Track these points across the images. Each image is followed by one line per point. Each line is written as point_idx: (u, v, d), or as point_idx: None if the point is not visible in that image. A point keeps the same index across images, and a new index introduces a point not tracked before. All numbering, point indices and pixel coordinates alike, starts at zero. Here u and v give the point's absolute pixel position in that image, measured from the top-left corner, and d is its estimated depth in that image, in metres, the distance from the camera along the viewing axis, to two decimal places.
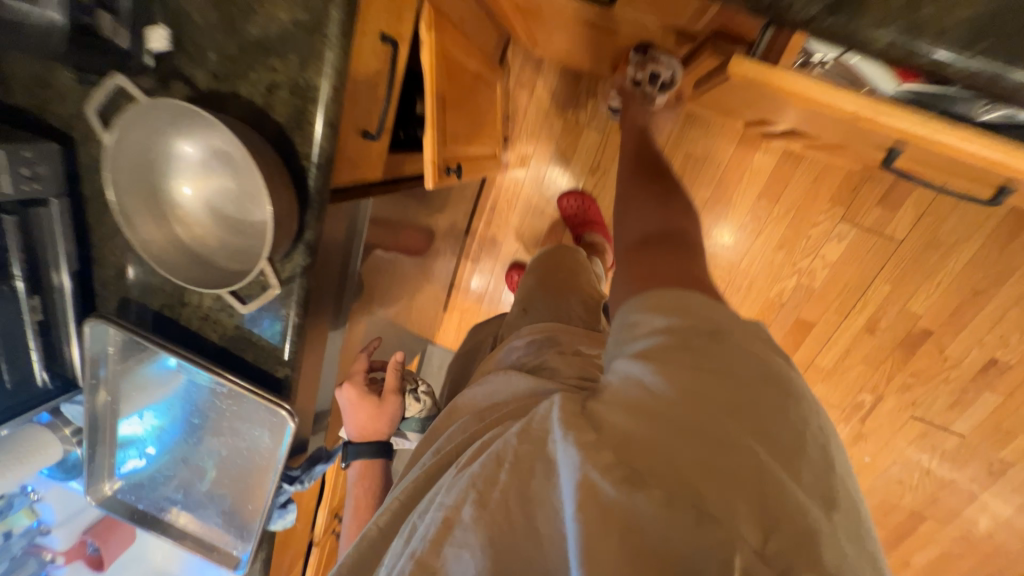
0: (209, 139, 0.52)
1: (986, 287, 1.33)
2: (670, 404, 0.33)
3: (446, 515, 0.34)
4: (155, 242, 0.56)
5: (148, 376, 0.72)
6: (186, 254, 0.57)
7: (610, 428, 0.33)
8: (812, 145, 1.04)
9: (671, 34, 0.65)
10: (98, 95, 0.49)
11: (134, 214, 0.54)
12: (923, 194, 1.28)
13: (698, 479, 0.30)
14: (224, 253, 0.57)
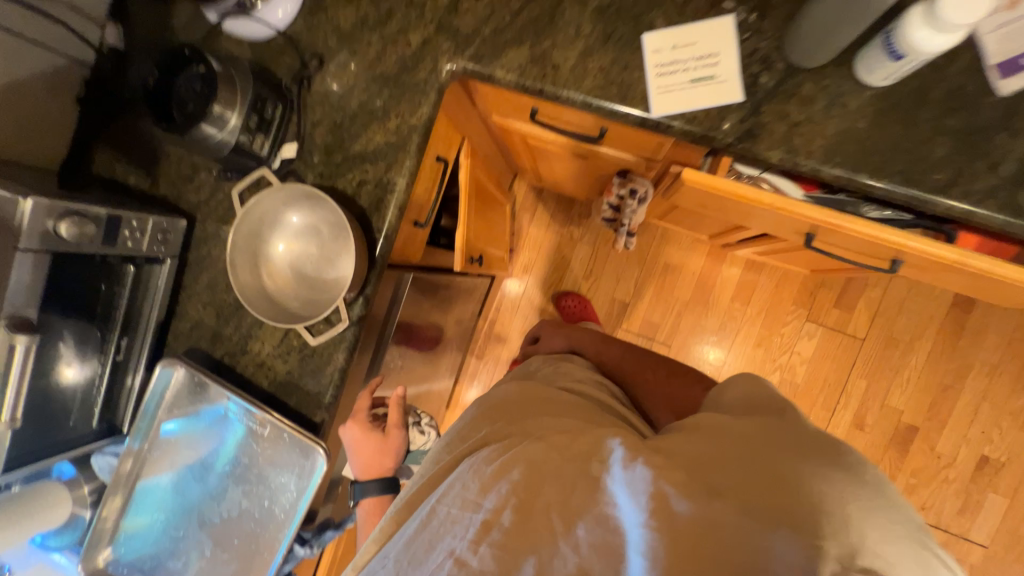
0: (315, 217, 0.70)
1: (951, 382, 1.45)
2: (731, 449, 0.43)
3: (514, 508, 0.42)
4: (246, 285, 0.69)
5: (189, 425, 0.77)
6: (266, 298, 0.70)
7: (684, 458, 0.43)
8: (765, 251, 1.27)
9: (641, 164, 0.90)
10: (245, 180, 0.69)
11: (238, 263, 0.68)
12: (870, 298, 1.49)
13: (750, 491, 0.39)
14: (300, 300, 0.70)
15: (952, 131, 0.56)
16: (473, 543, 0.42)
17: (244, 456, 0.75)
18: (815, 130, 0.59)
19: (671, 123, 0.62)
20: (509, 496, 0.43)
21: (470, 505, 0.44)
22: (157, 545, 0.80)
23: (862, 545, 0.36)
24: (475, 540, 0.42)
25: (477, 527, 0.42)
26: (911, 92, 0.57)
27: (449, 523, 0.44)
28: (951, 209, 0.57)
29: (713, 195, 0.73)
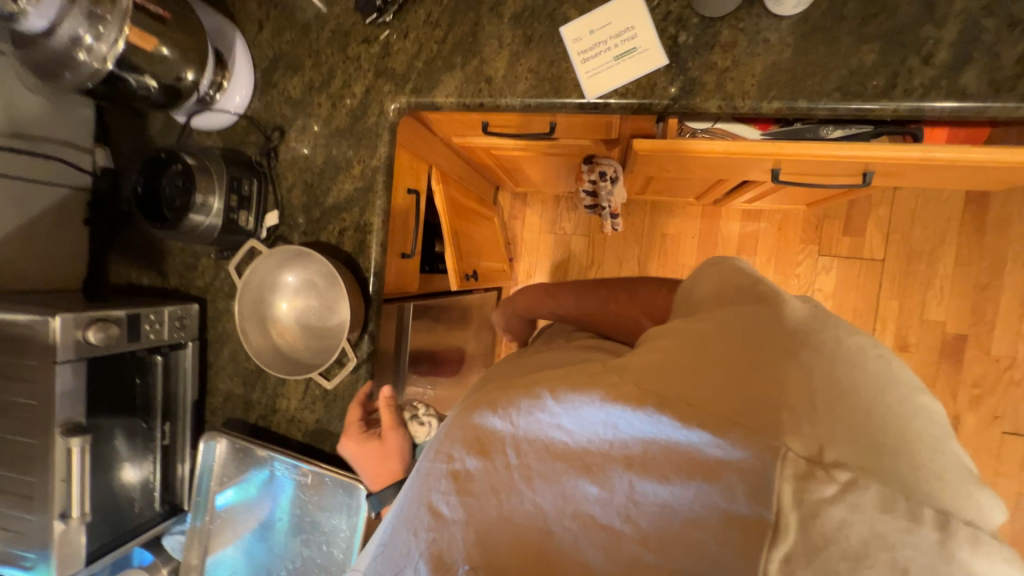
0: (310, 271, 0.75)
1: (989, 280, 1.39)
2: (714, 354, 0.39)
3: (476, 454, 0.42)
4: (258, 345, 0.74)
5: (241, 491, 0.82)
6: (279, 354, 0.75)
7: (647, 375, 0.40)
8: (754, 199, 1.26)
9: (602, 148, 0.93)
10: (238, 256, 0.75)
11: (247, 325, 0.74)
12: (879, 217, 1.45)
13: (712, 398, 0.37)
14: (312, 351, 0.75)
15: (878, 36, 0.57)
16: (445, 494, 0.42)
17: (296, 509, 0.80)
18: (744, 72, 0.61)
19: (607, 102, 0.65)
20: (468, 447, 0.43)
21: (434, 461, 0.44)
22: None
23: (852, 438, 0.32)
24: (446, 491, 0.42)
25: (446, 478, 0.42)
26: (826, 12, 0.58)
27: (425, 482, 0.43)
28: (897, 110, 0.57)
29: (670, 157, 0.74)
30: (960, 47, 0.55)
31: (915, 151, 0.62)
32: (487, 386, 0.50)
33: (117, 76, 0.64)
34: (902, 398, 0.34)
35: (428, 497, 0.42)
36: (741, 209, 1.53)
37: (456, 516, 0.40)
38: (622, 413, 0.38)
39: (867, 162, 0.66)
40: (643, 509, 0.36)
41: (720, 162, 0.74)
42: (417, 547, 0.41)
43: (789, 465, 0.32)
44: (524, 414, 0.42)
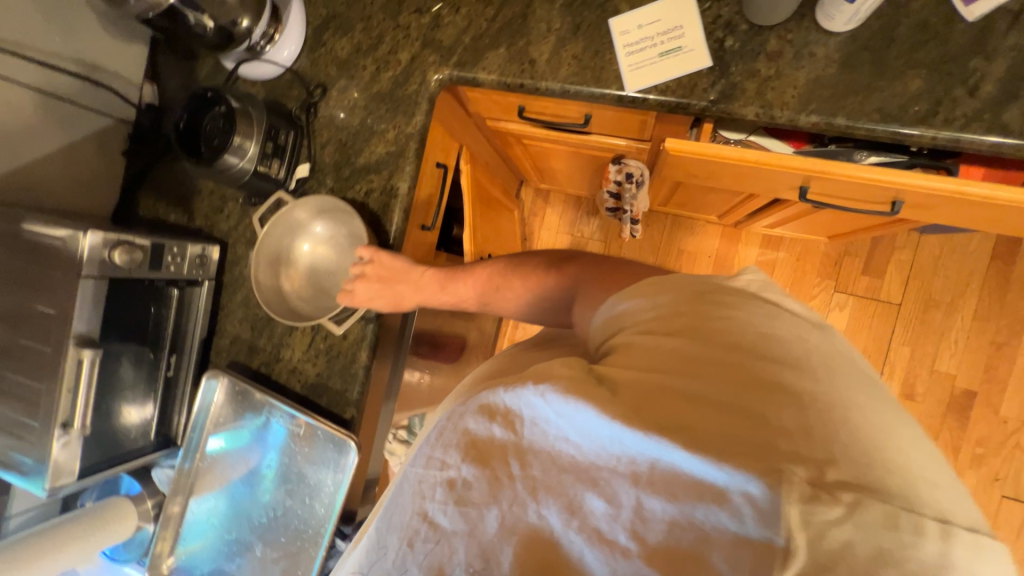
0: (337, 226, 0.78)
1: (1006, 339, 1.36)
2: (689, 356, 0.39)
3: (474, 463, 0.40)
4: (266, 283, 0.76)
5: (236, 433, 0.83)
6: (283, 300, 0.78)
7: (629, 384, 0.38)
8: (777, 223, 1.25)
9: (632, 149, 0.94)
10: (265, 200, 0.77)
11: (263, 260, 0.75)
12: (901, 260, 1.43)
13: (721, 415, 0.35)
14: (313, 302, 0.80)
15: (925, 63, 0.57)
16: (442, 503, 0.40)
17: (286, 459, 0.81)
18: (786, 83, 0.61)
19: (646, 97, 0.66)
20: (465, 457, 0.41)
21: (429, 469, 0.42)
22: (213, 550, 0.85)
23: (841, 455, 0.32)
24: (443, 500, 0.40)
25: (443, 487, 0.40)
26: (877, 32, 0.58)
27: (418, 492, 0.41)
28: (936, 138, 0.57)
29: (700, 163, 0.74)
30: (1008, 82, 0.55)
31: (951, 185, 0.62)
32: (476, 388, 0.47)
33: (179, 10, 0.67)
34: (881, 414, 0.35)
35: (425, 507, 0.41)
36: (762, 234, 1.52)
37: (456, 526, 0.39)
38: (618, 429, 0.35)
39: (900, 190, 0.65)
40: (651, 526, 0.34)
41: (748, 173, 0.73)
42: (414, 558, 0.40)
43: (795, 489, 0.30)
44: (521, 421, 0.40)
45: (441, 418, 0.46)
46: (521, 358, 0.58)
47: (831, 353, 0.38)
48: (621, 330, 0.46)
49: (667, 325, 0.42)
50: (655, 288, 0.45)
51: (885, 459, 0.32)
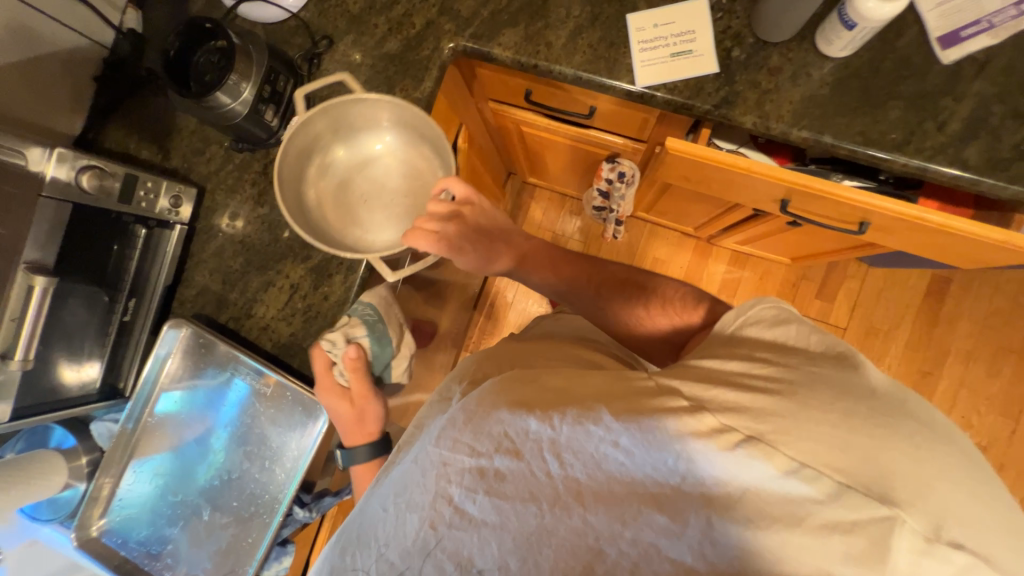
0: (405, 154, 0.77)
1: (931, 368, 1.49)
2: (807, 395, 0.40)
3: (508, 457, 0.43)
4: (298, 149, 0.70)
5: (193, 390, 0.78)
6: (301, 176, 0.73)
7: (733, 409, 0.41)
8: (748, 240, 1.33)
9: (628, 150, 0.97)
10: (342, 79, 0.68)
11: (323, 121, 0.70)
12: (849, 288, 1.55)
13: (848, 457, 0.37)
14: (336, 220, 0.76)
15: (904, 96, 0.62)
16: (468, 490, 0.43)
17: (248, 422, 0.77)
18: (783, 97, 0.65)
19: (654, 93, 0.68)
20: (501, 451, 0.43)
21: (459, 455, 0.44)
22: (154, 514, 0.79)
23: (946, 509, 0.35)
24: (470, 487, 0.43)
25: (470, 474, 0.43)
26: (866, 62, 0.64)
27: (440, 475, 0.44)
28: (906, 165, 0.63)
29: (694, 166, 0.77)
30: (971, 122, 0.61)
31: (912, 213, 0.68)
32: (507, 378, 0.49)
33: None
34: (977, 472, 0.38)
35: (447, 491, 0.43)
36: (731, 251, 1.61)
37: (483, 516, 0.42)
38: (683, 450, 0.39)
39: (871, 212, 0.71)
40: (721, 549, 0.37)
41: (737, 182, 0.77)
42: (433, 537, 0.43)
43: (906, 536, 0.35)
44: (558, 425, 0.43)
45: (465, 401, 0.48)
46: (544, 349, 0.63)
47: (926, 408, 0.41)
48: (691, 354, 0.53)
49: (738, 348, 0.49)
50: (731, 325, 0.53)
51: (935, 501, 0.35)
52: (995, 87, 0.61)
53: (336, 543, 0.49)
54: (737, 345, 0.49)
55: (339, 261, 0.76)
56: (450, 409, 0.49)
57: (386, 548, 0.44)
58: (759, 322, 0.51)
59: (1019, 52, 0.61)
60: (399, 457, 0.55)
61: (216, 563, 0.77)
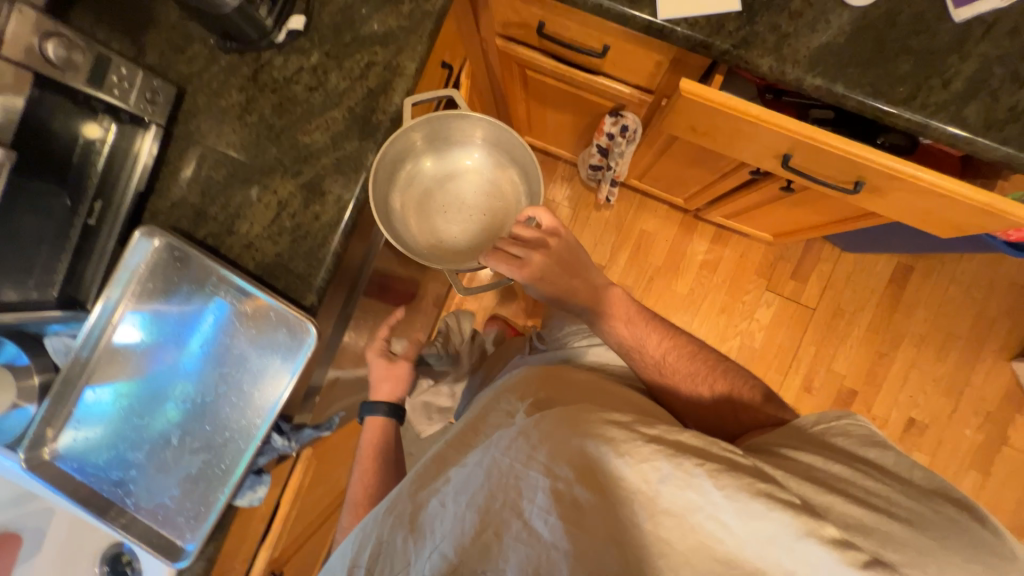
0: (479, 169, 0.95)
1: (887, 350, 1.59)
2: (903, 509, 0.51)
3: (588, 489, 0.47)
4: (399, 155, 0.85)
5: (167, 307, 0.72)
6: (395, 177, 0.86)
7: (842, 512, 0.48)
8: (735, 214, 1.36)
9: (634, 101, 0.96)
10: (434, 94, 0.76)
11: (427, 133, 0.85)
12: (821, 271, 1.61)
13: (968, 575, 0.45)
14: (415, 223, 0.91)
15: (915, 51, 0.64)
16: (543, 512, 0.47)
17: (231, 347, 0.72)
18: (801, 43, 0.65)
19: (675, 28, 0.67)
20: (581, 482, 0.47)
21: (537, 474, 0.49)
22: (113, 439, 0.73)
23: None
24: (544, 508, 0.47)
25: (545, 494, 0.48)
26: (883, 13, 0.64)
27: (517, 487, 0.49)
28: (910, 120, 0.64)
29: (703, 112, 0.77)
30: (973, 83, 0.63)
31: (915, 179, 0.71)
32: (588, 411, 0.54)
33: None
34: None
35: (519, 505, 0.48)
36: (714, 229, 1.64)
37: (553, 539, 0.45)
38: (791, 539, 0.41)
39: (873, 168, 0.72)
40: None
41: (744, 133, 0.77)
42: (496, 543, 0.47)
43: None
44: (655, 480, 0.45)
45: (546, 420, 0.53)
46: (605, 396, 0.71)
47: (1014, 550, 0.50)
48: (778, 442, 0.66)
49: (835, 452, 0.61)
50: (815, 428, 0.67)
51: None
52: (998, 50, 0.63)
53: (386, 508, 0.57)
54: (827, 452, 0.61)
55: (333, 180, 0.72)
56: (529, 423, 0.54)
57: (445, 533, 0.50)
58: (849, 435, 0.64)
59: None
60: (460, 451, 0.62)
61: (180, 494, 0.72)
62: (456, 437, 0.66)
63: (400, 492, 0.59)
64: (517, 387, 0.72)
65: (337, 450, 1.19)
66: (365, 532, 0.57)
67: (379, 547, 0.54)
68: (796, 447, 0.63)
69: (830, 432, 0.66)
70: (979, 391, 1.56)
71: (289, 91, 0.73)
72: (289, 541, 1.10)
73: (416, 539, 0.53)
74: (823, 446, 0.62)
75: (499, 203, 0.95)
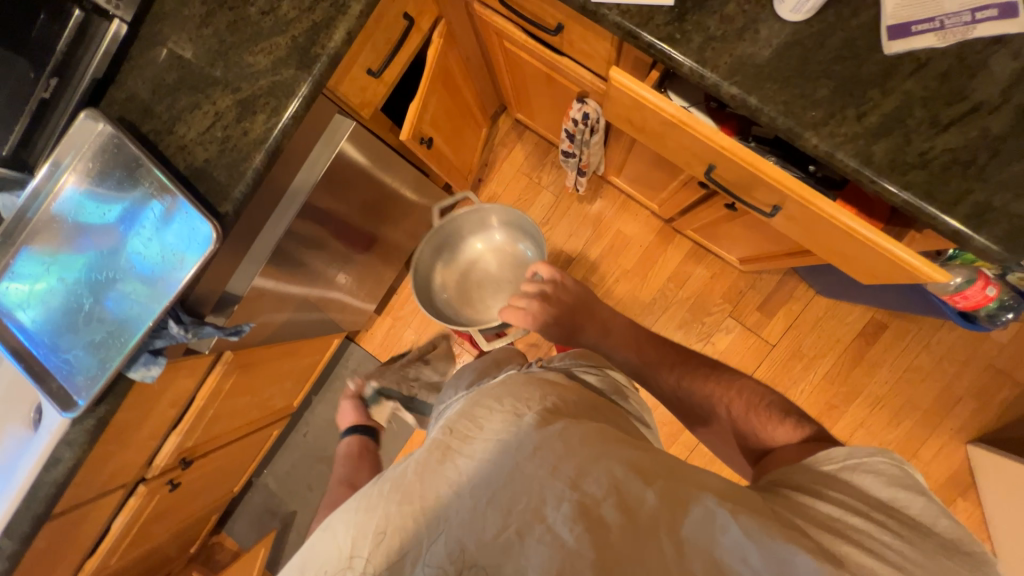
0: (497, 247, 1.42)
1: (838, 403, 1.54)
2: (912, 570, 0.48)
3: (617, 509, 0.50)
4: (436, 261, 1.39)
5: (103, 187, 0.80)
6: (437, 272, 1.40)
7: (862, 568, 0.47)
8: (702, 230, 1.34)
9: (594, 90, 0.96)
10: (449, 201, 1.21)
11: (452, 240, 1.39)
12: (790, 309, 1.57)
13: None
14: (456, 297, 1.42)
15: (838, 77, 0.62)
16: (567, 521, 0.49)
17: (154, 236, 0.80)
18: (724, 49, 0.64)
19: (606, 13, 0.67)
20: (609, 501, 0.51)
21: (562, 485, 0.51)
22: (41, 294, 0.82)
23: None
24: (568, 518, 0.49)
25: (571, 506, 0.50)
26: (814, 33, 0.63)
27: (540, 497, 0.51)
28: (818, 147, 0.62)
29: (634, 105, 0.76)
30: (889, 119, 0.61)
31: (825, 214, 0.69)
32: (612, 437, 0.58)
33: None
34: None
35: (542, 511, 0.50)
36: (691, 245, 1.62)
37: (574, 549, 0.48)
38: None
39: (786, 194, 0.70)
40: None
41: (670, 135, 0.77)
42: (518, 543, 0.49)
43: None
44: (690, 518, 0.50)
45: (572, 435, 0.56)
46: (606, 410, 0.71)
47: None
48: (789, 478, 0.62)
49: (846, 496, 0.57)
50: (836, 464, 0.61)
51: None
52: (923, 91, 0.61)
53: (389, 487, 0.55)
54: (845, 494, 0.57)
55: (266, 101, 0.76)
56: (552, 434, 0.56)
57: (457, 525, 0.51)
58: (877, 473, 0.58)
59: (959, 61, 0.60)
60: (466, 440, 0.57)
61: (83, 355, 0.80)
62: (453, 418, 0.61)
63: (406, 472, 0.56)
64: (522, 385, 0.66)
65: (268, 366, 1.28)
66: (365, 508, 0.54)
67: (390, 519, 0.52)
68: (816, 485, 0.59)
69: (857, 468, 0.60)
70: (925, 465, 1.50)
71: (246, 13, 0.78)
72: (205, 436, 1.20)
73: (424, 526, 0.52)
74: (833, 486, 0.58)
75: (515, 268, 1.40)
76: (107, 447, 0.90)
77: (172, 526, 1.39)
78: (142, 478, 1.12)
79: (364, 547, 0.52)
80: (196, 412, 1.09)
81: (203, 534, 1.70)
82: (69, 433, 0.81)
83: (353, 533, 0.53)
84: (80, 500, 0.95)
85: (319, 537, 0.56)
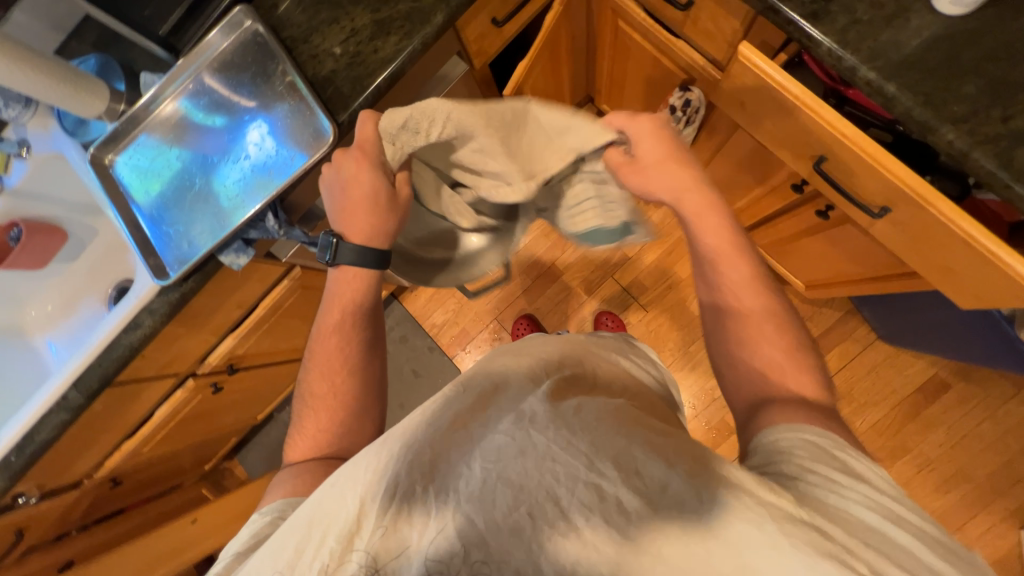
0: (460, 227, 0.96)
1: (884, 456, 1.46)
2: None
3: (634, 495, 0.44)
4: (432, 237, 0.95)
5: (232, 85, 0.87)
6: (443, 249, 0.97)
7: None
8: (773, 248, 1.31)
9: (703, 76, 0.97)
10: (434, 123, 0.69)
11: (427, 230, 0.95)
12: (847, 348, 1.51)
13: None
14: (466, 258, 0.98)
15: (987, 76, 0.61)
16: (582, 505, 0.44)
17: (263, 139, 0.85)
18: (871, 33, 0.64)
19: None
20: (626, 485, 0.44)
21: (577, 463, 0.46)
22: (156, 175, 0.89)
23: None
24: (584, 503, 0.44)
25: (585, 486, 0.45)
26: (968, 29, 0.62)
27: (552, 467, 0.46)
28: (954, 143, 0.61)
29: (754, 83, 0.76)
30: None
31: (942, 218, 0.66)
32: (628, 412, 0.51)
33: None
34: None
35: (556, 493, 0.45)
36: None
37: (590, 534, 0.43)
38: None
39: (908, 192, 0.68)
40: None
41: (786, 119, 0.76)
42: (530, 525, 0.44)
43: None
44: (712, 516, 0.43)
45: (586, 409, 0.50)
46: (653, 401, 0.63)
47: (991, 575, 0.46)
48: (789, 461, 0.51)
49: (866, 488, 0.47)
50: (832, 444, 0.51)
51: None
52: None
53: (399, 447, 0.51)
54: (863, 486, 0.47)
55: (401, 25, 0.81)
56: (566, 409, 0.50)
57: (467, 493, 0.46)
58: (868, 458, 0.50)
59: None
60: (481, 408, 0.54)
61: (183, 231, 0.86)
62: (466, 378, 0.57)
63: (416, 432, 0.51)
64: (536, 350, 0.62)
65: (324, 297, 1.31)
66: (372, 468, 0.49)
67: (399, 483, 0.48)
68: (820, 474, 0.48)
69: (851, 449, 0.51)
70: (970, 542, 1.39)
71: None
72: (254, 349, 1.24)
73: (439, 497, 0.47)
74: (835, 477, 0.48)
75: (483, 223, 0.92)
76: (176, 327, 0.95)
77: (198, 434, 1.43)
78: (191, 373, 1.17)
79: (371, 513, 0.47)
80: (254, 321, 1.13)
81: (217, 456, 1.73)
82: (154, 302, 0.85)
83: (362, 496, 0.48)
84: (136, 373, 0.98)
85: (317, 500, 0.50)
